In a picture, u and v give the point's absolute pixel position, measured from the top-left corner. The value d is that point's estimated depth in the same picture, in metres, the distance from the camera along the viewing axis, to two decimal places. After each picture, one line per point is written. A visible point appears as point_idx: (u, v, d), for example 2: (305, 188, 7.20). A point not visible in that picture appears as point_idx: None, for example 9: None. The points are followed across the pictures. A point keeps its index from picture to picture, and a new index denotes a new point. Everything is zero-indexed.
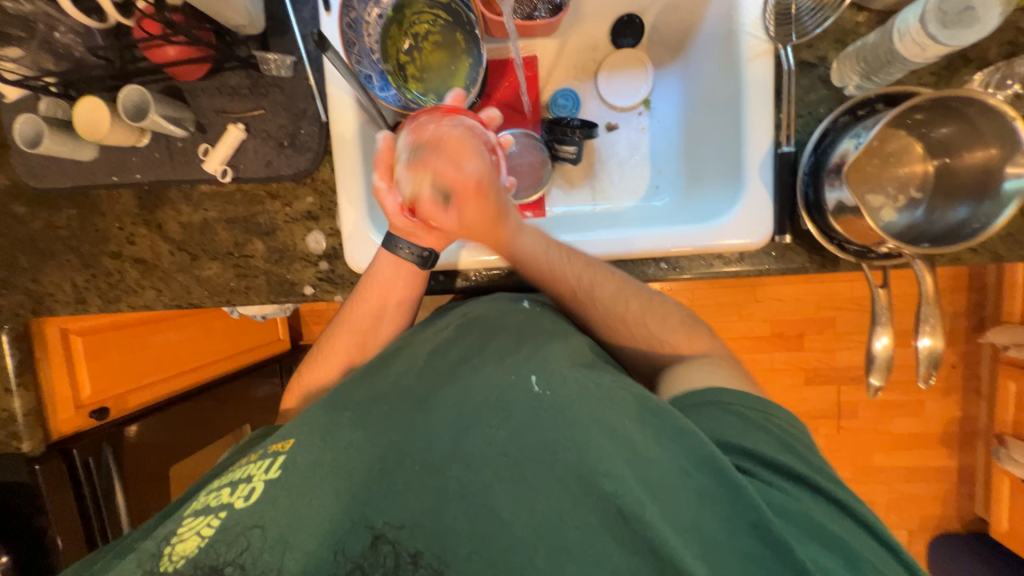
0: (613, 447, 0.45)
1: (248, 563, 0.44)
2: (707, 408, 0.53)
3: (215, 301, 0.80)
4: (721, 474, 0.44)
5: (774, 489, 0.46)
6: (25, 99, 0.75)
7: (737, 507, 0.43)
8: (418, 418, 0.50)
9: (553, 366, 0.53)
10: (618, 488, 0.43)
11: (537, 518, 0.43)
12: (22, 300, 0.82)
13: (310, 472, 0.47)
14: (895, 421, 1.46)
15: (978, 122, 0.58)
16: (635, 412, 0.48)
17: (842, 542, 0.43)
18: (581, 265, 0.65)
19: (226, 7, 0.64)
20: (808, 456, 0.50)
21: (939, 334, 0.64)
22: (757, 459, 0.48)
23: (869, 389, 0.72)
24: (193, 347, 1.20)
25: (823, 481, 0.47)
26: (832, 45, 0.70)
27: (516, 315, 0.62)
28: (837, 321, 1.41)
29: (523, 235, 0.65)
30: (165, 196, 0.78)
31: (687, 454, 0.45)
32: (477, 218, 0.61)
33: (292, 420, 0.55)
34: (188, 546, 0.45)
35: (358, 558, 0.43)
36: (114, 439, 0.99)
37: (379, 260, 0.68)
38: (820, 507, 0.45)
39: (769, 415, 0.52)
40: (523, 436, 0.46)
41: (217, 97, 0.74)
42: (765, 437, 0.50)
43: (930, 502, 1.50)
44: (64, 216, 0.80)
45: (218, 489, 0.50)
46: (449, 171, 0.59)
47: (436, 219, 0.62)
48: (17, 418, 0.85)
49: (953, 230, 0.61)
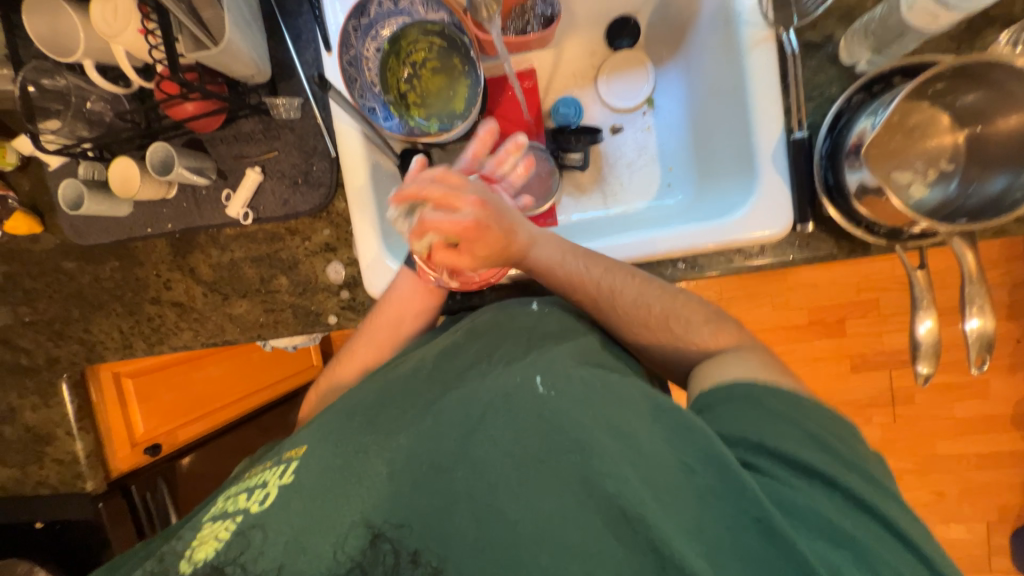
0: (616, 446, 0.44)
1: (248, 564, 0.44)
2: (731, 405, 0.50)
3: (247, 337, 0.84)
4: (724, 469, 0.42)
5: (782, 484, 0.44)
6: (67, 165, 0.81)
7: (740, 503, 0.41)
8: (425, 418, 0.50)
9: (560, 366, 0.51)
10: (619, 489, 0.41)
11: (541, 516, 0.42)
12: (76, 349, 0.89)
13: (322, 477, 0.47)
14: (956, 405, 1.36)
15: (1007, 85, 0.54)
16: (643, 413, 0.47)
17: (847, 537, 0.41)
18: (601, 269, 0.63)
19: (234, 62, 0.68)
20: (835, 446, 0.46)
21: (990, 315, 0.60)
22: (770, 455, 0.45)
23: (918, 377, 0.67)
24: (230, 381, 1.23)
25: (839, 476, 0.44)
26: (839, 22, 0.67)
27: (526, 321, 0.61)
28: (880, 302, 1.33)
29: (538, 246, 0.63)
30: (195, 241, 0.83)
31: (692, 450, 0.44)
32: (489, 250, 0.57)
33: (307, 426, 0.56)
34: (206, 548, 0.46)
35: (357, 557, 0.43)
36: (166, 472, 1.08)
37: (401, 277, 0.69)
38: (831, 502, 0.43)
39: (798, 409, 0.48)
40: (527, 437, 0.45)
41: (234, 144, 0.78)
42: (791, 432, 0.47)
43: (1006, 491, 1.38)
44: (107, 268, 0.86)
45: (236, 494, 0.51)
46: (448, 227, 0.53)
47: (456, 263, 0.59)
48: (80, 459, 0.90)
49: (991, 204, 0.57)
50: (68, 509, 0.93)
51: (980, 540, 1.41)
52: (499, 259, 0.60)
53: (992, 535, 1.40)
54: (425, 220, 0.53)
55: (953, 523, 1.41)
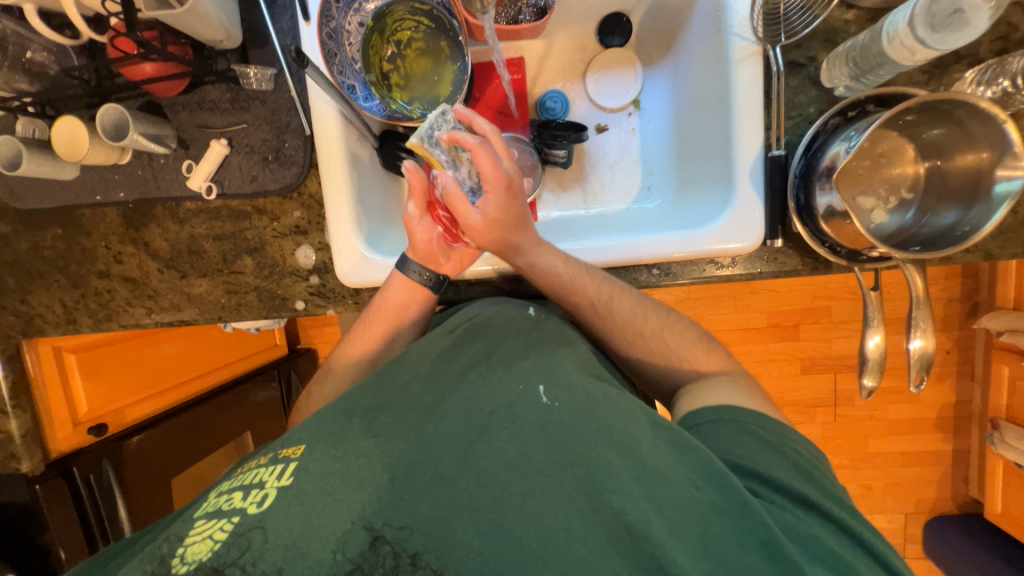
0: (623, 463, 0.45)
1: (248, 566, 0.41)
2: (725, 426, 0.54)
3: (206, 319, 0.80)
4: (729, 491, 0.45)
5: (784, 511, 0.47)
6: (3, 120, 0.73)
7: (745, 524, 0.43)
8: (419, 429, 0.49)
9: (561, 375, 0.53)
10: (626, 506, 0.43)
11: (547, 532, 0.42)
12: (12, 322, 0.83)
13: (323, 481, 0.45)
14: (890, 407, 1.48)
15: (968, 124, 0.57)
16: (645, 426, 0.50)
17: (841, 560, 0.43)
18: (600, 280, 0.65)
19: (199, 22, 0.62)
20: (822, 481, 0.51)
21: (931, 336, 0.64)
22: (769, 484, 0.49)
23: (863, 390, 0.72)
24: (188, 359, 1.18)
25: (829, 506, 0.48)
26: (822, 44, 0.69)
27: (524, 323, 0.64)
28: (832, 309, 1.42)
29: (543, 249, 0.64)
30: (150, 213, 0.77)
31: (697, 470, 0.47)
32: (501, 216, 0.60)
33: (300, 425, 0.53)
34: (200, 549, 0.42)
35: (357, 559, 0.41)
36: (113, 453, 0.96)
37: (392, 280, 0.68)
38: (826, 531, 0.46)
39: (785, 439, 0.54)
40: (531, 448, 0.46)
41: (197, 112, 0.73)
42: (781, 460, 0.51)
43: (925, 486, 1.52)
44: (49, 236, 0.79)
45: (230, 493, 0.47)
46: (488, 161, 0.57)
47: (459, 209, 0.59)
48: (14, 438, 0.84)
49: (942, 234, 0.61)
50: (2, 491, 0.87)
51: (898, 528, 1.55)
52: (503, 232, 0.61)
53: (908, 524, 1.55)
54: (472, 141, 0.56)
55: (877, 513, 1.54)
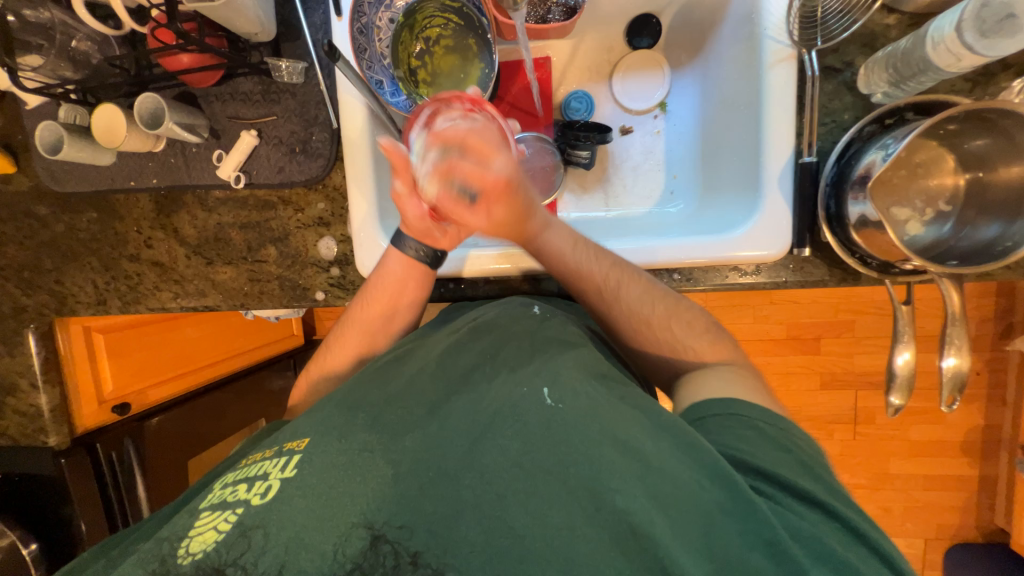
0: (625, 461, 0.44)
1: (249, 565, 0.42)
2: (728, 421, 0.52)
3: (229, 305, 0.82)
4: (735, 489, 0.43)
5: (788, 511, 0.45)
6: (47, 105, 0.76)
7: (750, 524, 0.42)
8: (431, 425, 0.49)
9: (565, 378, 0.52)
10: (629, 505, 0.42)
11: (549, 530, 0.42)
12: (47, 300, 0.85)
13: (326, 473, 0.46)
14: (913, 428, 1.43)
15: (1014, 135, 0.55)
16: (649, 425, 0.48)
17: (843, 562, 0.42)
18: (609, 264, 0.64)
19: (237, 15, 0.64)
20: (826, 477, 0.49)
21: (965, 354, 0.62)
22: (774, 481, 0.47)
23: (890, 407, 0.70)
24: (207, 345, 1.20)
25: (838, 506, 0.46)
26: (860, 49, 0.67)
27: (529, 323, 0.63)
28: (856, 324, 1.38)
29: (549, 231, 0.63)
30: (180, 200, 0.79)
31: (700, 468, 0.45)
32: (504, 219, 0.58)
33: (305, 419, 0.55)
34: (204, 539, 0.44)
35: (357, 559, 0.41)
36: (134, 432, 1.00)
37: (388, 257, 0.68)
38: (833, 532, 0.44)
39: (791, 436, 0.51)
40: (536, 448, 0.46)
41: (230, 103, 0.74)
42: (786, 457, 0.49)
43: (948, 512, 1.46)
44: (84, 219, 0.82)
45: (235, 485, 0.49)
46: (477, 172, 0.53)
47: (462, 217, 0.58)
48: (44, 413, 0.88)
49: (982, 248, 0.59)
50: (27, 462, 0.90)
51: (917, 554, 1.50)
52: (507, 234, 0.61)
53: (928, 550, 1.49)
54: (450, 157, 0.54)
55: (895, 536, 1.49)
